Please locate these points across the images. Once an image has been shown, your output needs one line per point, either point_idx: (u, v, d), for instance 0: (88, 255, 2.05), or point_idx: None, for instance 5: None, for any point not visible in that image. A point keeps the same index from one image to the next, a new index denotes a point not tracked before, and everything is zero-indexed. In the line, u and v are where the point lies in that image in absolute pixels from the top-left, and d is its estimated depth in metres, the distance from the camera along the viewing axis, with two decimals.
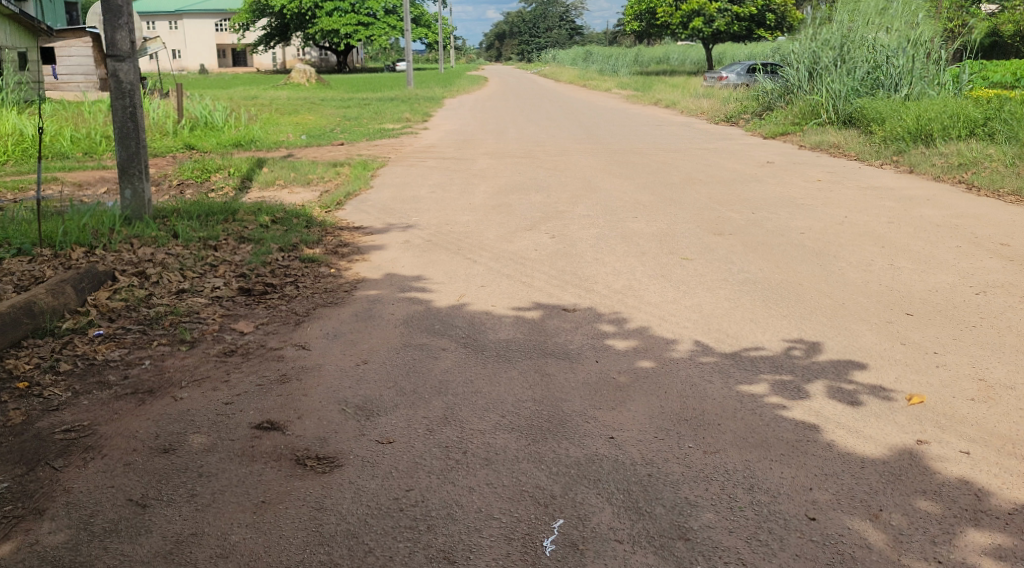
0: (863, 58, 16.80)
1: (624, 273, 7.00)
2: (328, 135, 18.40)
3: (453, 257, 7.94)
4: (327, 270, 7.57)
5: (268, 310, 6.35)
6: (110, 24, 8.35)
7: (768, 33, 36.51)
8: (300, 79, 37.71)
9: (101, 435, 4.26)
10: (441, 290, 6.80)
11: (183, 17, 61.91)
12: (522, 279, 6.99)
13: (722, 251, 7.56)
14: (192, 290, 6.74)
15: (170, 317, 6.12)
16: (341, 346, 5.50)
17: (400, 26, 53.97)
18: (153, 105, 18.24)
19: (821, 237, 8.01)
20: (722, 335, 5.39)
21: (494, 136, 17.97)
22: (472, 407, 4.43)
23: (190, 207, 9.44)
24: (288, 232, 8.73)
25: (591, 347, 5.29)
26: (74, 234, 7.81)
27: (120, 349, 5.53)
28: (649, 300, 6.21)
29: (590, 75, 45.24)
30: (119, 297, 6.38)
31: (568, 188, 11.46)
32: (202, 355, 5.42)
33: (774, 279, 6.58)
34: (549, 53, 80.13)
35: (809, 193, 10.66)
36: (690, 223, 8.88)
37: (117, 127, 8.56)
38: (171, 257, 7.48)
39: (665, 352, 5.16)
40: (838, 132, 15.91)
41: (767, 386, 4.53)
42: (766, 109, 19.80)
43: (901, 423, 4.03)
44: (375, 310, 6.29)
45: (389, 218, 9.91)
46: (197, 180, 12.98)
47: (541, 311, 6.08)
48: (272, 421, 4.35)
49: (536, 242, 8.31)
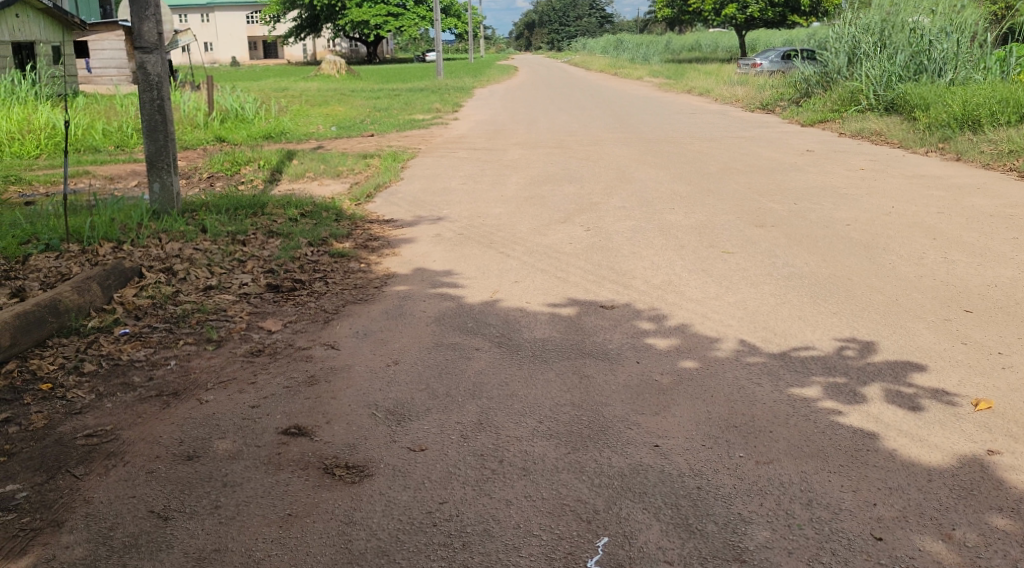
0: (904, 43, 16.34)
1: (664, 267, 6.75)
2: (358, 126, 18.26)
3: (486, 251, 7.73)
4: (356, 265, 7.40)
5: (296, 308, 6.18)
6: (137, 15, 8.17)
7: (803, 19, 35.92)
8: (330, 70, 37.69)
9: (123, 440, 4.11)
10: (473, 286, 6.60)
11: (214, 9, 62.12)
12: (557, 274, 6.76)
13: (765, 244, 7.28)
14: (220, 286, 6.59)
15: (197, 315, 5.98)
16: (371, 346, 5.32)
17: (430, 16, 53.79)
18: (184, 98, 18.20)
19: (869, 228, 7.70)
20: (769, 333, 5.14)
21: (525, 126, 17.73)
22: (508, 412, 4.22)
23: (219, 201, 9.32)
24: (317, 226, 8.57)
25: (631, 347, 5.06)
26: (101, 229, 7.70)
27: (145, 349, 5.39)
28: (691, 296, 5.96)
29: (621, 63, 44.75)
30: (145, 294, 6.25)
31: (603, 179, 11.21)
32: (228, 355, 5.26)
33: (821, 273, 6.30)
34: (580, 41, 79.47)
35: (852, 182, 10.31)
36: (730, 214, 8.60)
37: (146, 120, 8.44)
38: (199, 252, 7.34)
39: (709, 351, 4.91)
40: (879, 118, 15.48)
41: (820, 389, 4.27)
42: (803, 96, 19.37)
43: (968, 431, 3.76)
44: (406, 307, 6.11)
45: (420, 211, 9.73)
46: (227, 173, 12.89)
47: (577, 308, 5.86)
48: (300, 427, 4.18)
49: (571, 235, 8.08)
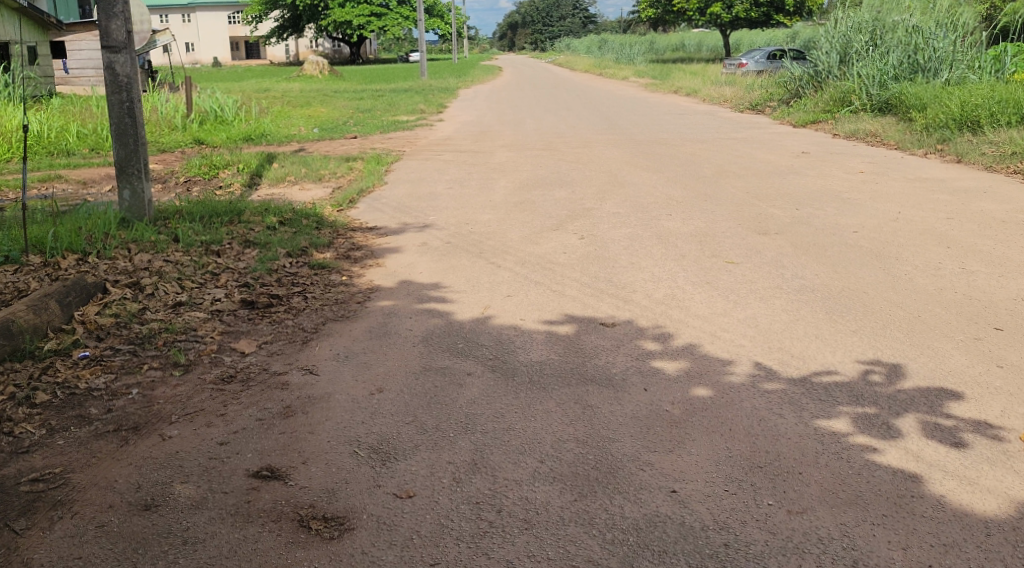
0: (896, 42, 16.03)
1: (665, 280, 6.34)
2: (341, 127, 17.81)
3: (475, 261, 7.29)
4: (338, 277, 6.96)
5: (272, 326, 5.74)
6: (104, 12, 7.71)
7: (787, 19, 35.55)
8: (313, 70, 37.11)
9: (73, 486, 3.66)
10: (462, 301, 6.16)
11: (195, 9, 61.31)
12: (552, 287, 6.34)
13: (770, 253, 6.87)
14: (191, 303, 6.13)
15: (164, 335, 5.52)
16: (353, 371, 4.88)
17: (412, 16, 53.18)
18: (162, 99, 17.69)
19: (878, 236, 7.31)
20: (786, 355, 4.74)
21: (512, 128, 17.31)
22: (505, 450, 3.81)
23: (194, 207, 8.84)
24: (297, 235, 8.11)
25: (637, 371, 4.65)
26: (64, 238, 7.21)
27: (106, 375, 4.92)
28: (697, 312, 5.56)
29: (606, 63, 44.34)
30: (109, 312, 5.79)
31: (595, 182, 10.80)
32: (196, 382, 4.80)
33: (835, 286, 5.90)
34: (564, 39, 78.95)
35: (853, 186, 9.94)
36: (731, 220, 8.20)
37: (115, 123, 7.94)
38: (170, 265, 6.89)
39: (722, 376, 4.51)
40: (873, 119, 15.14)
41: (850, 422, 3.88)
42: (793, 96, 19.02)
43: (1022, 473, 3.42)
44: (391, 326, 5.66)
45: (405, 217, 9.30)
46: (204, 178, 12.41)
47: (576, 326, 5.44)
48: (273, 468, 3.75)
49: (564, 244, 7.66)
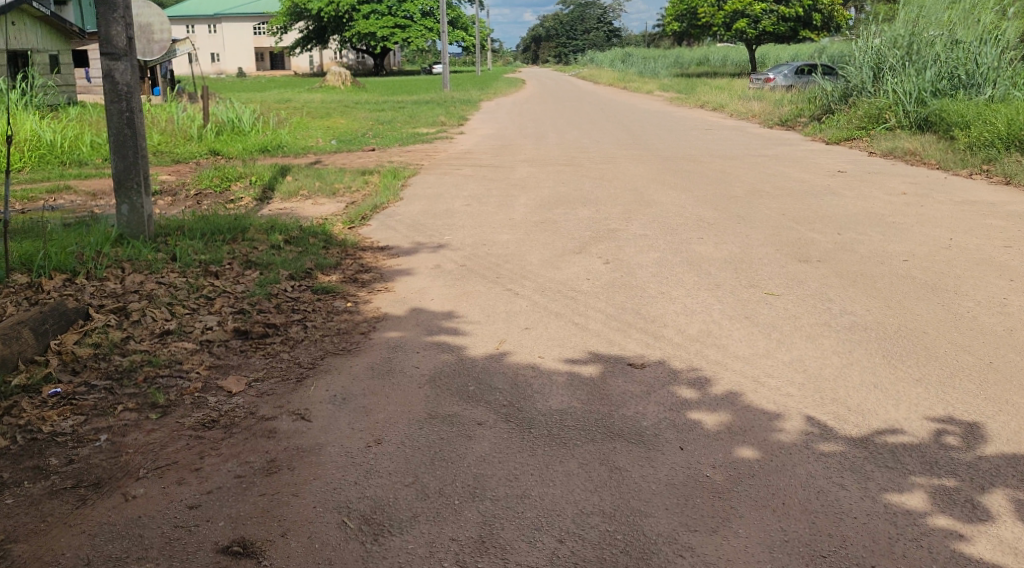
0: (935, 56, 15.38)
1: (699, 313, 5.77)
2: (359, 139, 17.34)
3: (490, 286, 6.76)
4: (342, 303, 6.42)
5: (265, 360, 5.21)
6: (103, 17, 7.22)
7: (814, 34, 34.82)
8: (335, 81, 36.84)
9: (13, 562, 3.19)
10: (476, 333, 5.62)
11: (220, 20, 61.39)
12: (575, 319, 5.78)
13: (814, 284, 6.29)
14: (180, 331, 5.62)
15: (147, 369, 5.00)
16: (350, 417, 4.33)
17: (436, 28, 52.85)
18: (178, 109, 17.28)
19: (931, 266, 6.71)
20: (842, 408, 4.17)
21: (534, 142, 16.80)
22: (518, 524, 3.27)
23: (196, 222, 8.35)
24: (302, 255, 7.61)
25: (671, 424, 4.09)
26: (52, 256, 6.71)
27: (75, 415, 4.40)
28: (737, 353, 4.99)
29: (630, 77, 43.75)
30: (89, 341, 5.28)
31: (620, 201, 10.25)
32: (174, 427, 4.27)
33: (890, 323, 5.31)
34: (589, 53, 78.55)
35: (897, 208, 9.32)
36: (767, 245, 7.62)
37: (113, 133, 7.44)
38: (162, 287, 6.37)
39: (769, 435, 3.96)
40: (911, 136, 14.50)
41: (926, 497, 3.31)
42: (824, 112, 18.37)
43: None
44: (396, 363, 5.11)
45: (419, 236, 8.79)
46: (216, 190, 11.96)
47: (600, 368, 4.89)
48: (245, 543, 3.24)
49: (587, 269, 7.11)
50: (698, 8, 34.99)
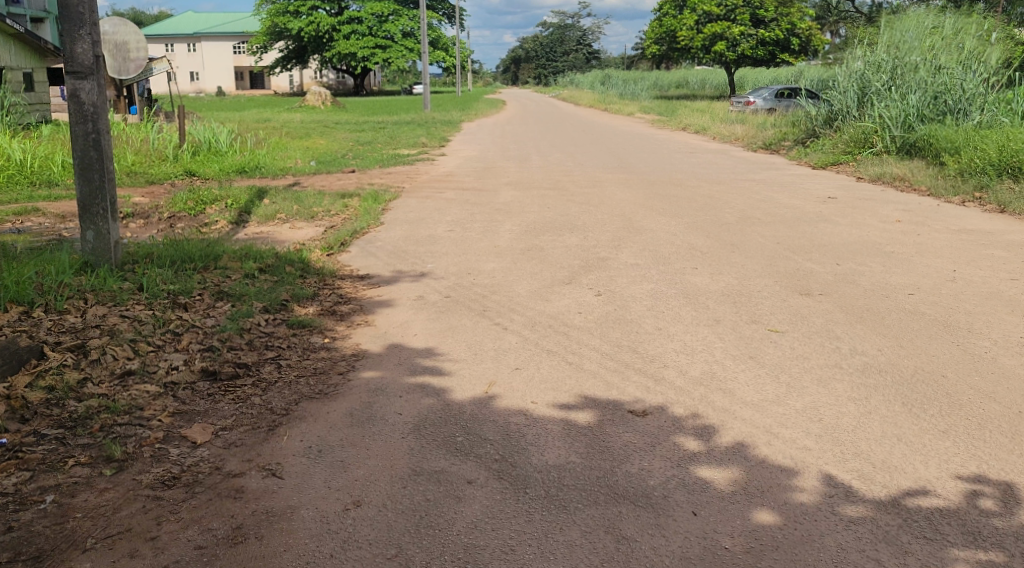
0: (920, 81, 15.20)
1: (701, 352, 5.42)
2: (339, 161, 16.93)
3: (477, 320, 6.37)
4: (320, 339, 6.01)
5: (234, 406, 4.79)
6: (68, 34, 6.76)
7: (793, 58, 34.79)
8: (315, 101, 36.39)
9: None
10: (462, 374, 5.23)
11: (199, 39, 60.85)
12: (569, 358, 5.42)
13: (819, 320, 5.95)
14: (143, 371, 5.19)
15: (104, 417, 4.57)
16: (326, 473, 3.95)
17: (417, 47, 52.51)
18: (154, 128, 16.80)
19: (939, 300, 6.42)
20: (866, 464, 3.85)
21: (518, 164, 16.47)
22: None
23: (165, 249, 7.89)
24: (277, 285, 7.20)
25: (680, 483, 3.75)
26: (9, 287, 6.24)
27: (18, 472, 3.96)
28: (746, 398, 4.64)
29: (611, 99, 43.51)
30: (41, 383, 4.84)
31: (608, 227, 9.92)
32: (129, 486, 3.85)
33: (905, 366, 4.98)
34: (569, 74, 78.42)
35: (893, 237, 9.04)
36: (766, 277, 7.30)
37: (77, 156, 6.97)
38: (126, 320, 5.92)
39: (789, 496, 3.64)
40: (899, 161, 14.27)
41: None
42: (809, 136, 18.15)
43: None
44: (377, 408, 4.71)
45: (401, 264, 8.41)
46: (190, 213, 11.51)
47: (597, 415, 4.51)
48: None
49: (578, 301, 6.75)
50: (678, 31, 34.86)
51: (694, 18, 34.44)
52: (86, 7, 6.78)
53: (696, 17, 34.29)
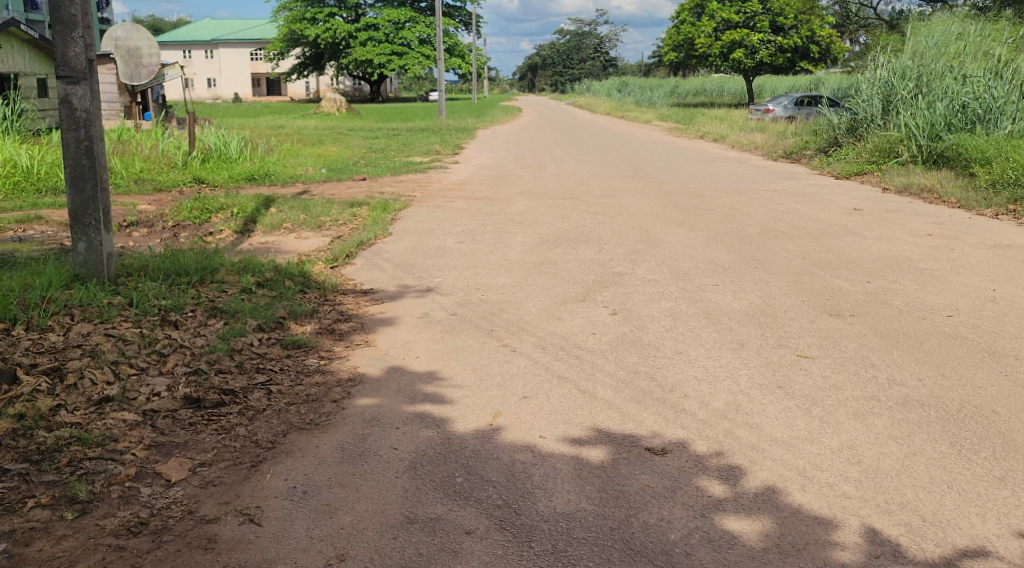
0: (946, 89, 14.65)
1: (724, 380, 4.99)
2: (350, 168, 16.54)
3: (484, 341, 5.96)
4: (316, 361, 5.61)
5: (216, 438, 4.41)
6: (60, 37, 6.37)
7: (813, 66, 34.23)
8: (330, 107, 36.14)
9: None
10: (466, 402, 4.83)
11: (217, 45, 60.89)
12: (581, 385, 5.00)
13: (852, 345, 5.51)
14: (122, 398, 4.80)
15: (74, 450, 4.19)
16: (310, 518, 3.57)
17: (433, 55, 52.25)
18: (164, 135, 16.50)
19: (981, 322, 5.98)
20: (915, 518, 3.44)
21: (532, 173, 16.08)
22: None
23: (162, 260, 7.51)
24: (275, 301, 6.82)
25: (704, 538, 3.35)
26: None
27: None
28: (776, 435, 4.20)
29: (628, 107, 43.02)
30: (11, 411, 4.47)
31: (625, 240, 9.51)
32: (91, 533, 3.48)
33: (950, 400, 4.53)
34: (585, 83, 78.06)
35: (925, 252, 8.58)
36: (792, 295, 6.86)
37: (68, 164, 6.59)
38: (110, 340, 5.54)
39: (831, 556, 3.25)
40: (926, 172, 13.73)
41: None
42: (831, 145, 17.60)
43: None
44: (371, 442, 4.31)
45: (407, 278, 8.02)
46: (194, 222, 11.16)
47: (613, 452, 4.10)
48: None
49: (592, 320, 6.35)
50: (696, 39, 34.39)
51: (713, 25, 33.97)
52: (80, 8, 6.37)
53: (714, 24, 33.97)
